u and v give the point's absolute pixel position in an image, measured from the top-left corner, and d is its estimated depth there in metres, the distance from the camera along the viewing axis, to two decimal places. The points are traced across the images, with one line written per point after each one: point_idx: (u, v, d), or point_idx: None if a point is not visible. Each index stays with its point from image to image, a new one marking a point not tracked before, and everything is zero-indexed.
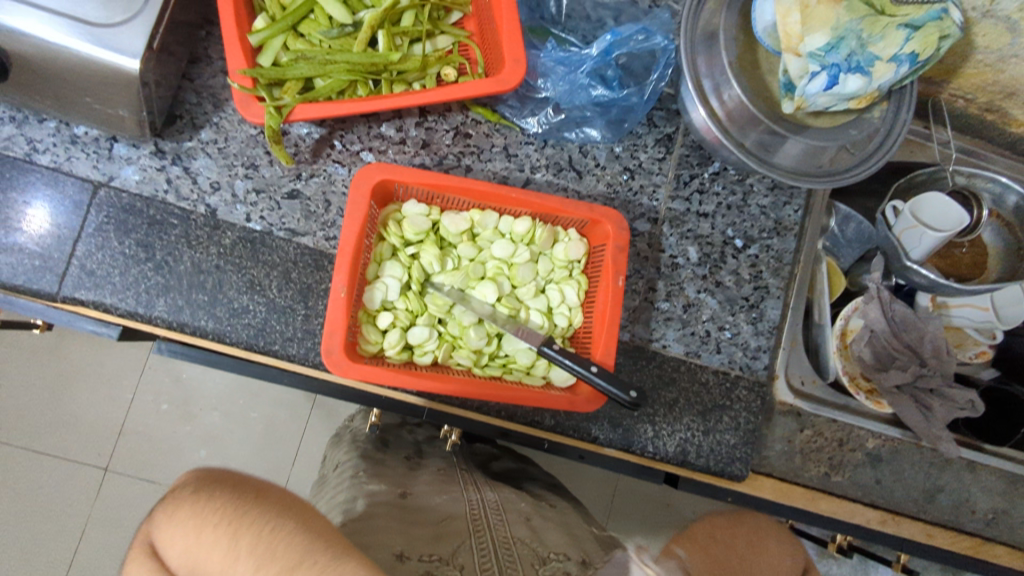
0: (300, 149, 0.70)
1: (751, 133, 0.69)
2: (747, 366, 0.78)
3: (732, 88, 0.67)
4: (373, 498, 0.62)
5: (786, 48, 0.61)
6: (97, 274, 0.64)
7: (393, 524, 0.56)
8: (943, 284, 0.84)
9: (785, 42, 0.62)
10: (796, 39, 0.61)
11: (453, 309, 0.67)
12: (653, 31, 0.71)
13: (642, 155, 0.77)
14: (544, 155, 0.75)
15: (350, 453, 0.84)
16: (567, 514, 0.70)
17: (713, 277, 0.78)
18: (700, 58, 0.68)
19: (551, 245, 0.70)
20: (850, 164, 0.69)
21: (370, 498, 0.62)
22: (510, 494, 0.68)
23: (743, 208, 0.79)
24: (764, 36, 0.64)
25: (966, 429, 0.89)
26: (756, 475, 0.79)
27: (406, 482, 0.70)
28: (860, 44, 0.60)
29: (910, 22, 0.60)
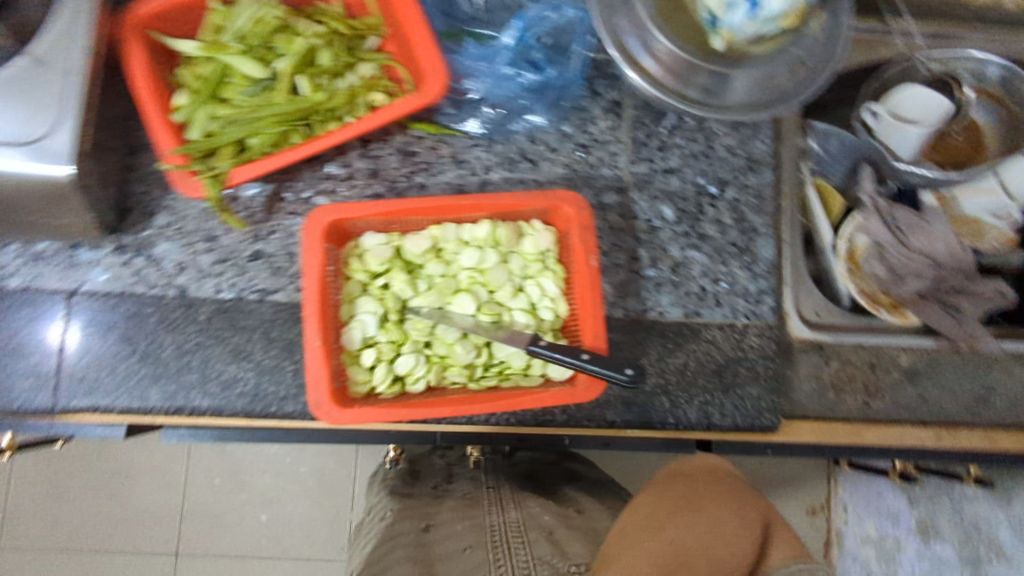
0: (252, 210, 0.70)
1: (693, 80, 0.67)
2: (754, 313, 0.74)
3: (659, 41, 0.65)
4: (395, 542, 0.62)
5: None
6: (87, 379, 0.66)
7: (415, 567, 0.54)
8: (943, 178, 0.80)
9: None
10: None
11: (436, 329, 0.66)
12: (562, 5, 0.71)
13: (593, 127, 0.75)
14: (494, 153, 0.73)
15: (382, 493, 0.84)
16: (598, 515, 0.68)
17: (695, 230, 0.75)
18: (620, 18, 0.66)
19: (520, 240, 0.68)
20: (801, 82, 0.66)
21: (394, 543, 0.61)
22: (533, 508, 0.67)
23: (709, 154, 0.77)
24: None
25: (1003, 319, 0.84)
26: (791, 421, 0.75)
27: (431, 511, 0.69)
28: None
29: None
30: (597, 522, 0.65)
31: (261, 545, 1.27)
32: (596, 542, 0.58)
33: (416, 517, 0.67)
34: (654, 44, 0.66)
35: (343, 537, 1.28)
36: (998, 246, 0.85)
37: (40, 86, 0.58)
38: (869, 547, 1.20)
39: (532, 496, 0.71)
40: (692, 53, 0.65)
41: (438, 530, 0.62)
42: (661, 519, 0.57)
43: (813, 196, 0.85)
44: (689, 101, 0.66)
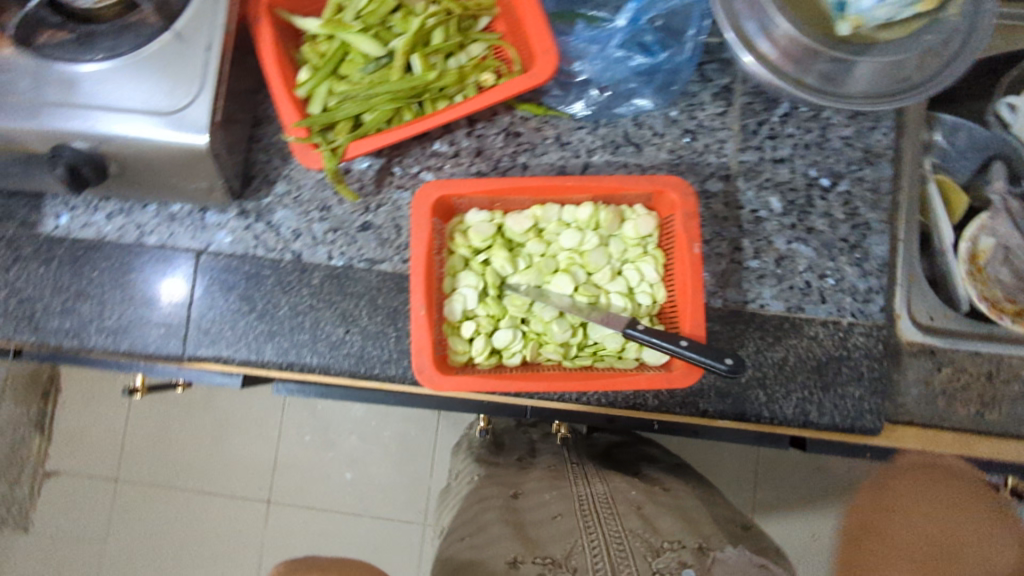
0: (364, 183, 0.73)
1: (813, 66, 0.63)
2: (861, 311, 0.71)
3: (779, 25, 0.62)
4: (486, 506, 0.65)
5: None
6: (211, 331, 0.72)
7: (507, 530, 0.57)
8: None
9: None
10: None
11: (533, 307, 0.67)
12: None
13: (701, 113, 0.74)
14: (599, 136, 0.74)
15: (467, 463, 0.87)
16: (684, 495, 0.68)
17: (803, 223, 0.72)
18: (738, 1, 0.64)
19: (621, 224, 0.68)
20: (933, 71, 0.63)
21: (485, 506, 0.65)
22: (620, 483, 0.68)
23: (823, 144, 0.74)
24: None
25: None
26: (895, 425, 0.72)
27: (517, 480, 0.71)
28: None
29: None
30: (682, 500, 0.65)
31: (346, 500, 1.35)
32: (687, 522, 0.58)
33: (504, 484, 0.70)
34: (773, 30, 0.63)
35: (421, 501, 1.34)
36: None
37: (185, 61, 0.63)
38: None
39: (617, 475, 0.72)
40: (813, 35, 0.62)
41: (527, 498, 0.65)
42: (907, 518, 0.73)
43: (935, 192, 0.79)
44: (808, 89, 0.63)
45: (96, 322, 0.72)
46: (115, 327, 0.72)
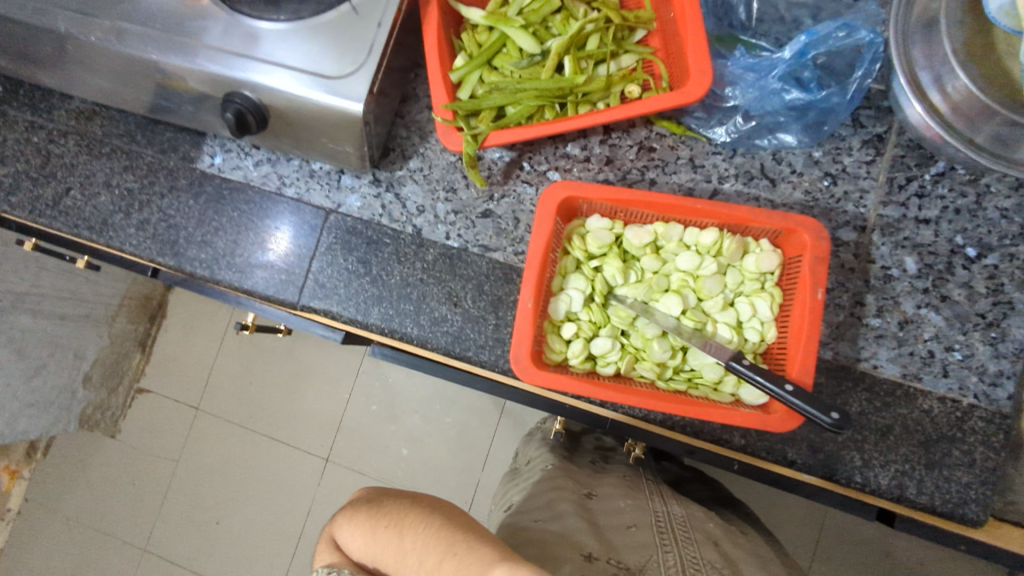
0: (493, 172, 0.75)
1: (986, 127, 0.61)
2: (985, 395, 0.67)
3: (957, 79, 0.60)
4: (560, 496, 0.65)
5: None
6: (327, 286, 0.76)
7: (585, 525, 0.57)
8: None
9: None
10: None
11: (636, 321, 0.67)
12: (855, 25, 0.66)
13: (846, 158, 0.71)
14: (734, 164, 0.73)
15: (538, 454, 0.87)
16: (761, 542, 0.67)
17: (938, 290, 0.68)
18: (916, 49, 0.62)
19: (742, 256, 0.67)
20: None
21: (560, 495, 0.65)
22: (697, 512, 0.67)
23: (976, 212, 0.69)
24: (1001, 17, 0.56)
25: None
26: (999, 522, 0.67)
27: (591, 482, 0.71)
28: None
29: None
30: (759, 549, 0.64)
31: (400, 474, 1.38)
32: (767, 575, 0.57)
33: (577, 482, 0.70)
34: (948, 87, 0.61)
35: (469, 492, 1.35)
36: None
37: (357, 32, 0.68)
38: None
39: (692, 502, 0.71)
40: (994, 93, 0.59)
41: (602, 501, 0.64)
42: None
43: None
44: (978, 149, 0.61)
45: (227, 258, 0.78)
46: (243, 265, 0.78)
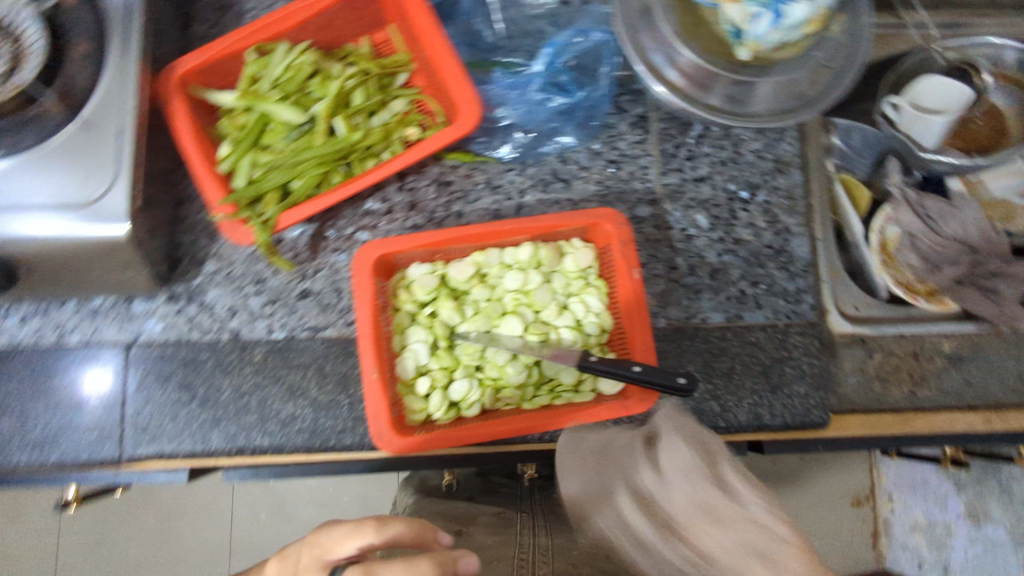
0: (298, 251, 0.71)
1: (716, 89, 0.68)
2: (794, 312, 0.75)
3: (683, 54, 0.67)
4: None
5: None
6: (150, 426, 0.67)
7: None
8: (968, 165, 0.82)
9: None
10: None
11: (485, 353, 0.67)
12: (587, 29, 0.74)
13: (622, 143, 0.77)
14: (528, 176, 0.76)
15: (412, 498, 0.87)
16: None
17: (731, 235, 0.76)
18: (643, 35, 0.69)
19: (561, 259, 0.70)
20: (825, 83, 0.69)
21: None
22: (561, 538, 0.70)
23: (738, 159, 0.78)
24: None
25: None
26: (839, 415, 0.75)
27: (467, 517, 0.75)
28: None
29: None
30: None
31: None
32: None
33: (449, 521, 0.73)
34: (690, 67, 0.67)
35: None
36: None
37: (96, 149, 0.60)
38: (919, 535, 1.21)
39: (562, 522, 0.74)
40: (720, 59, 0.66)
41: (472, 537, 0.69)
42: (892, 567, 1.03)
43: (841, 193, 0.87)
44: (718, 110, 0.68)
45: (18, 436, 0.66)
46: (41, 437, 0.67)
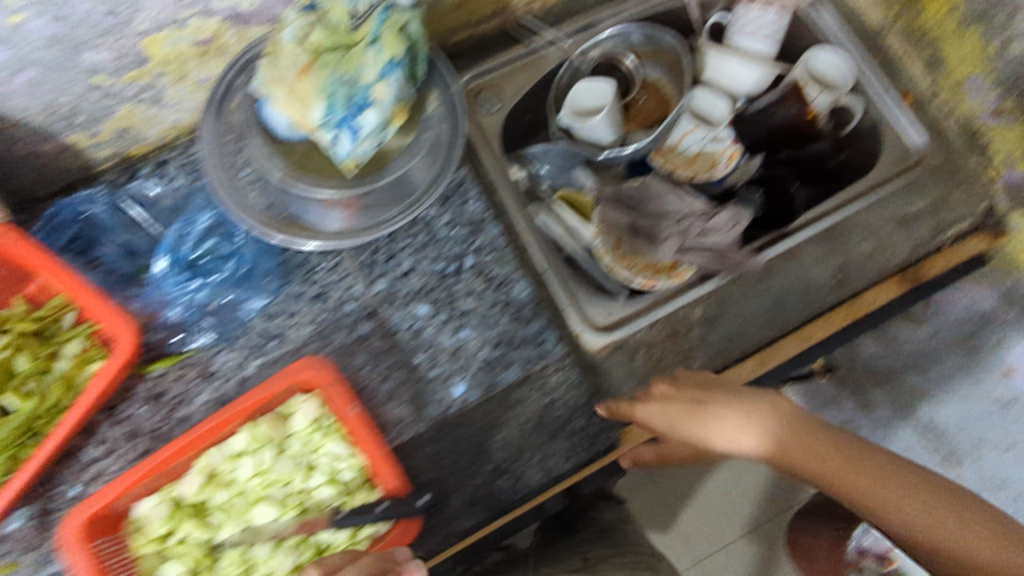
0: (24, 541, 0.67)
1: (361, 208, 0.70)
2: (542, 353, 0.74)
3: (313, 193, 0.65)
4: None
5: (308, 131, 0.62)
6: None
7: None
8: (646, 145, 0.86)
9: (307, 127, 0.62)
10: (305, 120, 0.62)
11: (248, 551, 0.66)
12: (191, 218, 0.78)
13: (319, 273, 0.76)
14: (240, 347, 0.74)
15: None
16: None
17: (455, 310, 0.76)
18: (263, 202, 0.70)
19: (288, 423, 0.67)
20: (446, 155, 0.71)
21: None
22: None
23: (434, 238, 0.78)
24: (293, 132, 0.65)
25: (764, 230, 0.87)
26: (628, 425, 0.76)
27: None
28: (347, 86, 0.60)
29: (369, 38, 0.61)
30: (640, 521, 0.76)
31: None
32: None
33: None
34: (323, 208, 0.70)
35: None
36: (729, 166, 0.89)
37: None
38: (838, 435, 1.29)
39: None
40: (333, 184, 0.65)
41: None
42: None
43: (567, 210, 0.87)
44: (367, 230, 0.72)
45: None
46: None
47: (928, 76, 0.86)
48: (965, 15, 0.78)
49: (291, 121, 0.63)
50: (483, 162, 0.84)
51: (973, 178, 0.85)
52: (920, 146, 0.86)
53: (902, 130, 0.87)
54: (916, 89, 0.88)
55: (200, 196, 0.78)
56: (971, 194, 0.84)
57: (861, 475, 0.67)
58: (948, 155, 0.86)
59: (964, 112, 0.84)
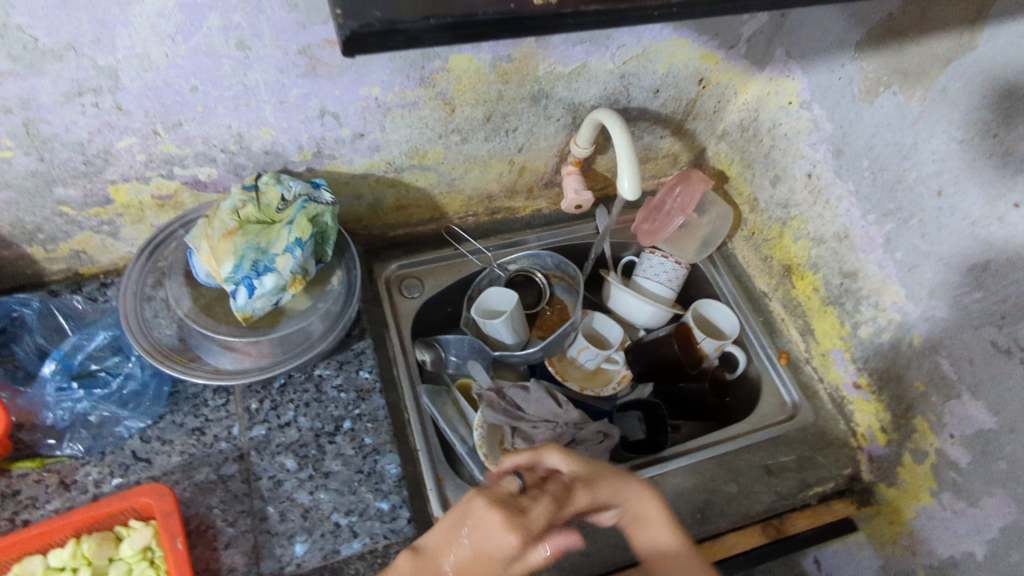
0: None
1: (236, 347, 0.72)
2: (391, 531, 0.72)
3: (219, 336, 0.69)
4: None
5: (219, 262, 0.68)
6: None
7: None
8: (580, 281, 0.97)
9: (218, 280, 0.69)
10: (217, 259, 0.68)
11: None
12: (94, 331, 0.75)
13: (207, 408, 0.77)
14: (106, 464, 0.71)
15: None
16: None
17: (319, 470, 0.74)
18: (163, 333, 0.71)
19: (119, 545, 0.67)
20: (329, 323, 0.75)
21: None
22: None
23: (322, 397, 0.80)
24: (206, 271, 0.70)
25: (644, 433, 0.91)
26: None
27: None
28: (262, 251, 0.68)
29: (287, 219, 0.70)
30: None
31: None
32: None
33: None
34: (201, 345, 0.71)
35: None
36: (620, 388, 0.98)
37: None
38: None
39: None
40: (226, 328, 0.70)
41: None
42: None
43: (463, 397, 0.92)
44: (234, 376, 0.70)
45: None
46: None
47: (803, 341, 0.96)
48: (826, 295, 0.90)
49: (205, 254, 0.69)
50: (388, 340, 0.91)
51: (840, 443, 0.89)
52: (794, 402, 0.93)
53: (777, 387, 0.96)
54: (792, 351, 0.97)
55: (98, 321, 0.80)
56: (836, 458, 0.88)
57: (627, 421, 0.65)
58: (817, 418, 0.92)
59: (833, 380, 0.92)
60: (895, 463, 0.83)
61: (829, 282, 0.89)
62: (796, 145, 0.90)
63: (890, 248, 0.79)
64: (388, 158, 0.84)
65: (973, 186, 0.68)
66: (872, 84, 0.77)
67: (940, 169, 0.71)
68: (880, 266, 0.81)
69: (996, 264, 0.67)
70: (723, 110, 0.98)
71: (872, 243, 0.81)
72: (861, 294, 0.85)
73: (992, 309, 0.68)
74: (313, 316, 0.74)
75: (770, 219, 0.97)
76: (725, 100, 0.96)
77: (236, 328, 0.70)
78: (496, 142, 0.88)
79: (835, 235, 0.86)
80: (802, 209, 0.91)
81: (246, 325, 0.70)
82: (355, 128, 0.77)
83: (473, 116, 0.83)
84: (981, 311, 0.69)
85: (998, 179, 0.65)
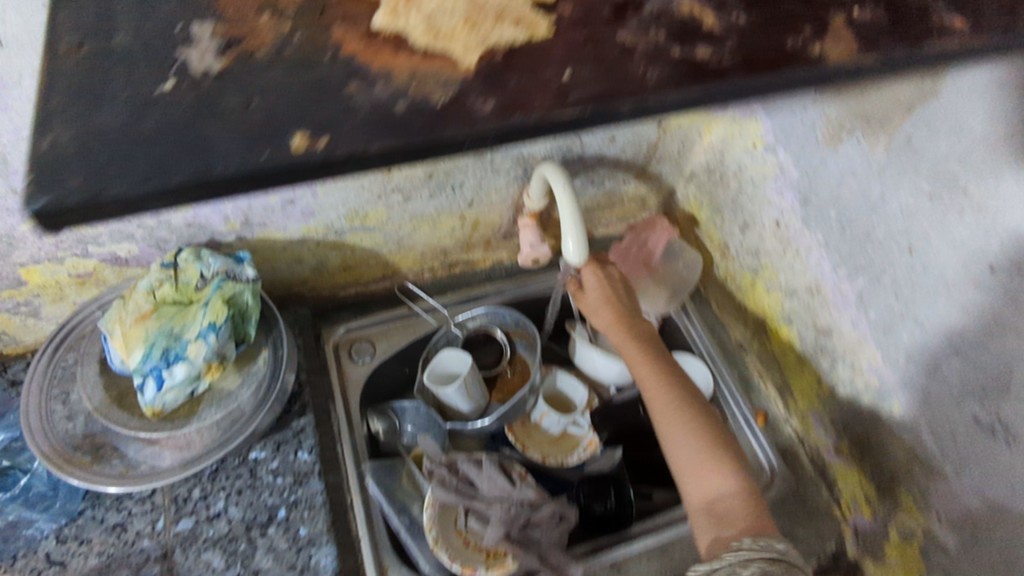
0: None
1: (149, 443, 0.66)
2: None
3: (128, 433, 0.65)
4: None
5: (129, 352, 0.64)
6: None
7: None
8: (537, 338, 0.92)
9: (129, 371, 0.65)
10: (127, 349, 0.64)
11: None
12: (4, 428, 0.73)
13: (129, 501, 0.72)
14: (16, 569, 0.67)
15: None
16: None
17: (247, 568, 0.70)
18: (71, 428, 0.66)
19: None
20: (251, 411, 0.69)
21: None
22: None
23: (255, 483, 0.75)
24: (118, 361, 0.66)
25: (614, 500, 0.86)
26: None
27: None
28: (172, 338, 0.64)
29: (204, 301, 0.66)
30: None
31: None
32: None
33: None
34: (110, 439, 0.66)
35: None
36: (584, 455, 0.90)
37: None
38: None
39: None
40: (138, 420, 0.66)
41: None
42: None
43: (417, 470, 0.86)
44: (142, 478, 0.65)
45: None
46: None
47: (780, 398, 0.90)
48: (802, 352, 0.84)
49: (115, 343, 0.65)
50: (334, 412, 0.86)
51: (822, 514, 0.83)
52: (772, 467, 0.86)
53: (754, 452, 0.88)
54: (769, 410, 0.91)
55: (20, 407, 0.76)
56: (818, 530, 0.81)
57: (692, 401, 0.74)
58: (797, 484, 0.85)
59: (813, 443, 0.85)
60: (881, 539, 0.76)
61: (804, 338, 0.83)
62: (762, 191, 0.84)
63: (863, 307, 0.73)
64: (325, 222, 0.80)
65: (944, 248, 0.61)
66: (836, 129, 0.71)
67: (910, 226, 0.65)
68: (854, 325, 0.75)
69: (974, 333, 0.60)
70: (689, 152, 0.93)
71: (844, 300, 0.75)
72: (837, 353, 0.78)
73: (971, 381, 0.62)
74: (233, 404, 0.69)
75: (742, 267, 0.91)
76: (690, 142, 0.91)
77: (148, 422, 0.66)
78: (442, 199, 0.84)
79: (806, 288, 0.80)
80: (773, 259, 0.85)
81: (159, 417, 0.66)
82: (283, 195, 0.73)
83: (413, 175, 0.78)
84: (961, 384, 0.63)
85: (971, 242, 0.59)
